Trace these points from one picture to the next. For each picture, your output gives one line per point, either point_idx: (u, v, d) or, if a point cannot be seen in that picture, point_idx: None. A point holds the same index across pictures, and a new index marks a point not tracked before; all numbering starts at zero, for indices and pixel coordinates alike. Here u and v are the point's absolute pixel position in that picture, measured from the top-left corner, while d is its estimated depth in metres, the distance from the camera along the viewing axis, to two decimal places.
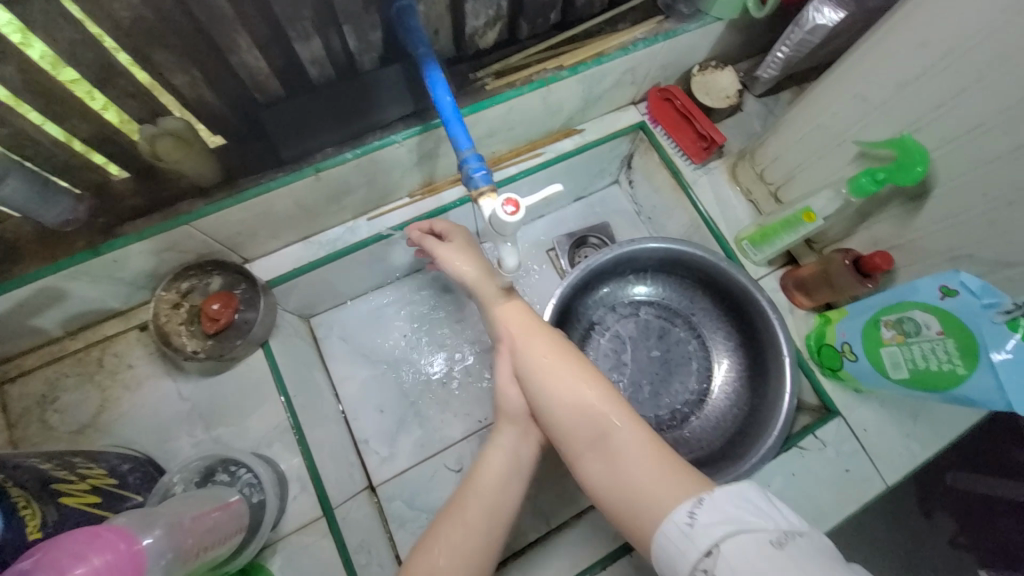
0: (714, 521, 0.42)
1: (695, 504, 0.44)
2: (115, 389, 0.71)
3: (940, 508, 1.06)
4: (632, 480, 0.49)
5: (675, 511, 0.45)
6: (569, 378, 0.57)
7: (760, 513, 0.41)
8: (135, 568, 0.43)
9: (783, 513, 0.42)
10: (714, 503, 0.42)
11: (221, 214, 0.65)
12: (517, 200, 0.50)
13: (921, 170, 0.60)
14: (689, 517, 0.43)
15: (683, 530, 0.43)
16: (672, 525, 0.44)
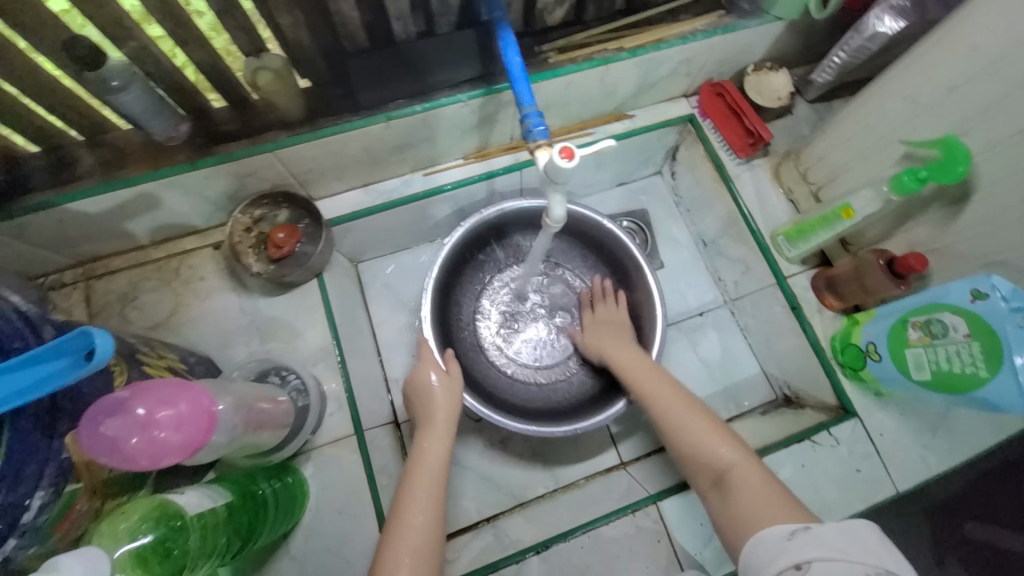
0: (817, 546, 0.46)
1: (801, 527, 0.50)
2: (187, 296, 0.80)
3: (952, 555, 1.04)
4: (742, 498, 0.57)
5: (774, 528, 0.51)
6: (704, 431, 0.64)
7: (862, 549, 0.45)
8: (209, 423, 0.49)
9: (892, 556, 0.45)
10: (817, 532, 0.47)
11: (299, 147, 0.73)
12: (572, 150, 0.55)
13: (962, 170, 0.61)
14: (789, 533, 0.49)
15: (782, 540, 0.49)
16: (771, 537, 0.50)
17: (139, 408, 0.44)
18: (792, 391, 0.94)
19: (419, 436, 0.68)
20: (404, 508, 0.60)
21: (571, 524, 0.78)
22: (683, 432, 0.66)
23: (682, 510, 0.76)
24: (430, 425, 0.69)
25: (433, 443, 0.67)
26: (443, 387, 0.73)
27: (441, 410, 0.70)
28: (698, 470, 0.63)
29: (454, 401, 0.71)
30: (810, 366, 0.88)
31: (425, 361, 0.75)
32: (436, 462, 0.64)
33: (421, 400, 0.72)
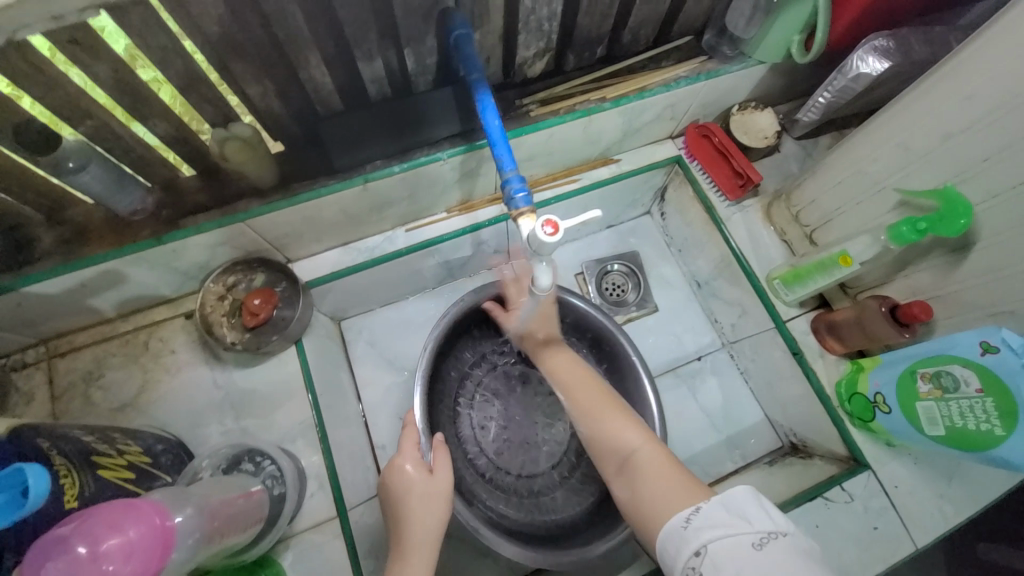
0: (709, 527, 0.46)
1: (693, 512, 0.49)
2: (156, 372, 0.75)
3: None
4: (643, 482, 0.56)
5: (672, 513, 0.51)
6: (613, 424, 0.63)
7: (745, 518, 0.46)
8: (165, 545, 0.44)
9: (772, 514, 0.46)
10: (708, 512, 0.47)
11: (272, 214, 0.69)
12: (556, 221, 0.52)
13: (965, 223, 0.59)
14: (686, 519, 0.49)
15: (680, 529, 0.49)
16: (671, 527, 0.49)
17: (80, 544, 0.39)
18: (798, 439, 0.90)
19: (390, 567, 0.60)
20: None
21: None
22: (594, 419, 0.65)
23: None
24: (405, 550, 0.60)
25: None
26: (420, 486, 0.64)
27: (418, 531, 0.61)
28: (604, 457, 0.63)
29: (437, 509, 0.63)
30: (817, 414, 0.84)
31: (400, 466, 0.65)
32: None
33: (405, 512, 0.62)
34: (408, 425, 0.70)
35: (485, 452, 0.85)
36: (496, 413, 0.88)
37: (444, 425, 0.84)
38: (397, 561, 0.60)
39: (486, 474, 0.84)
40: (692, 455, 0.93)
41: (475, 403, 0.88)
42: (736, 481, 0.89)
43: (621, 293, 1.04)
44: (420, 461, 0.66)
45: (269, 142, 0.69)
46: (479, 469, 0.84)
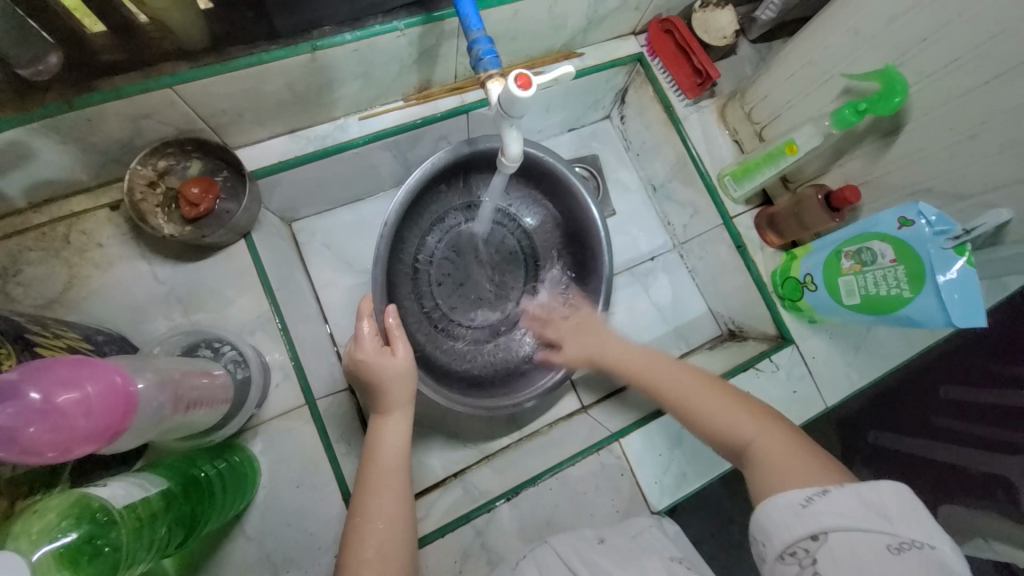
0: (835, 513, 0.45)
1: (817, 492, 0.47)
2: (85, 267, 0.68)
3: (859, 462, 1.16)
4: (766, 472, 0.52)
5: (788, 490, 0.48)
6: (718, 410, 0.60)
7: (883, 517, 0.44)
8: (128, 404, 0.42)
9: (912, 516, 0.44)
10: (839, 502, 0.45)
11: (207, 82, 0.62)
12: (528, 76, 0.50)
13: (898, 101, 0.64)
14: (806, 497, 0.47)
15: (798, 511, 0.46)
16: (783, 502, 0.47)
17: (33, 391, 0.36)
18: (735, 326, 1.00)
19: (374, 421, 0.63)
20: (369, 494, 0.57)
21: (539, 468, 0.79)
22: (699, 414, 0.61)
23: (642, 444, 0.80)
24: (381, 416, 0.63)
25: (393, 429, 0.62)
26: (387, 367, 0.63)
27: (394, 398, 0.63)
28: (724, 450, 0.59)
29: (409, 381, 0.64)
30: (754, 301, 0.93)
31: (367, 342, 0.64)
32: (398, 450, 0.61)
33: (377, 381, 0.63)
34: (361, 314, 0.65)
35: (442, 305, 0.88)
36: (455, 269, 0.90)
37: (401, 279, 0.85)
38: (374, 428, 0.63)
39: (438, 323, 0.88)
40: (643, 345, 1.01)
41: (436, 258, 0.89)
42: (680, 365, 0.98)
43: None
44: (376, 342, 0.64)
45: None
46: (431, 319, 0.87)
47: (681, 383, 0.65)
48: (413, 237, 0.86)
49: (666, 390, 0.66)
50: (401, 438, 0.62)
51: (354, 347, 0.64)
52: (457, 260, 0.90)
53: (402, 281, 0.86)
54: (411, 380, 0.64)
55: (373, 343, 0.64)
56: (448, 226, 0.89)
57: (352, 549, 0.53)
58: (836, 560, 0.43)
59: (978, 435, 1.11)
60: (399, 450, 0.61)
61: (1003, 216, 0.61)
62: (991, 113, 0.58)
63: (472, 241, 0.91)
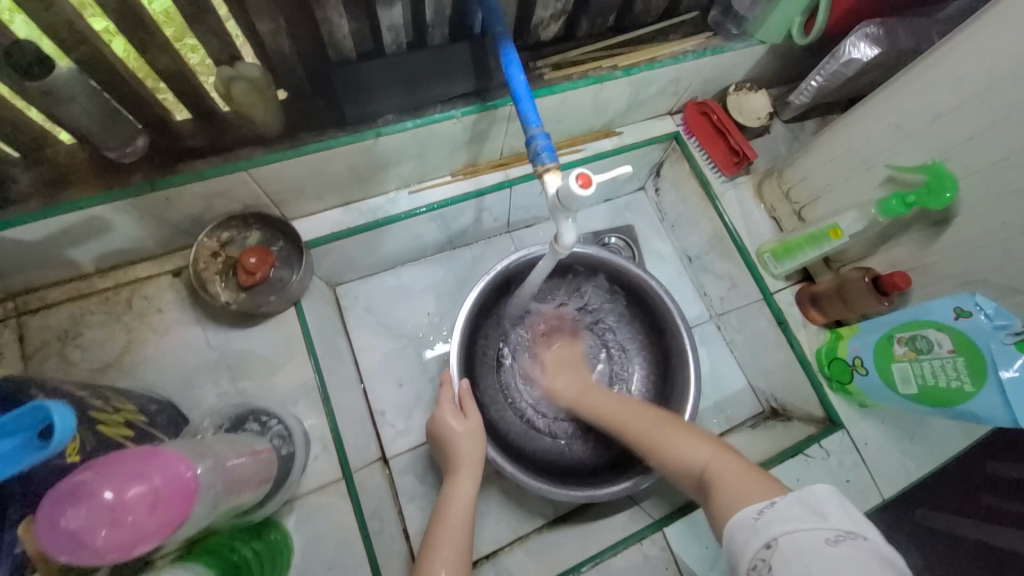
0: (782, 522, 0.46)
1: (766, 505, 0.48)
2: (142, 331, 0.70)
3: None
4: (717, 493, 0.54)
5: (743, 506, 0.50)
6: (673, 440, 0.65)
7: (823, 514, 0.45)
8: (188, 496, 0.42)
9: (852, 513, 0.45)
10: (782, 505, 0.47)
11: (278, 165, 0.66)
12: (588, 175, 0.52)
13: (950, 197, 0.64)
14: (758, 511, 0.48)
15: (751, 521, 0.48)
16: (741, 520, 0.49)
17: (107, 490, 0.36)
18: (778, 403, 0.96)
19: (446, 482, 0.68)
20: (430, 554, 0.59)
21: (579, 556, 0.74)
22: (658, 447, 0.66)
23: (688, 535, 0.75)
24: (453, 475, 0.67)
25: (460, 491, 0.66)
26: (461, 428, 0.71)
27: (467, 451, 0.69)
28: (681, 480, 0.62)
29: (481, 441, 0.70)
30: (798, 381, 0.90)
31: (445, 405, 0.73)
32: (463, 512, 0.63)
33: (451, 443, 0.70)
34: (444, 381, 0.77)
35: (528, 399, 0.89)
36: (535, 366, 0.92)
37: (484, 373, 0.88)
38: (446, 489, 0.67)
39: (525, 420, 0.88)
40: None
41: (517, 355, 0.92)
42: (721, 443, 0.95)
43: None
44: (456, 411, 0.73)
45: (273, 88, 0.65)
46: (516, 412, 0.88)
47: (642, 430, 0.69)
48: (494, 335, 0.91)
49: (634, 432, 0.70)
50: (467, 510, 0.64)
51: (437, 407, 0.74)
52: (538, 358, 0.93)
53: (488, 374, 0.89)
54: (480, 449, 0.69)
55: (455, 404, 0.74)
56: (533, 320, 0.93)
57: None
58: (789, 564, 0.42)
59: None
60: (467, 511, 0.64)
61: None
62: None
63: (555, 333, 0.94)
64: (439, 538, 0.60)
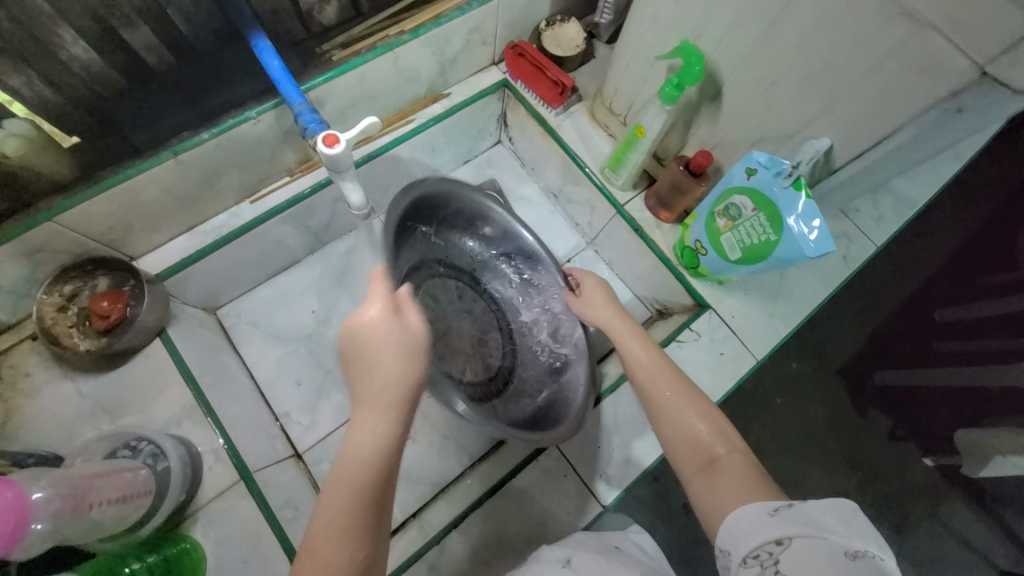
0: (796, 521, 0.47)
1: (783, 507, 0.49)
2: (14, 398, 0.73)
3: (873, 406, 1.22)
4: (724, 491, 0.53)
5: (756, 504, 0.50)
6: (692, 416, 0.61)
7: (839, 526, 0.45)
8: (19, 518, 0.46)
9: (864, 531, 0.45)
10: (803, 510, 0.47)
11: (84, 207, 0.68)
12: (336, 135, 0.56)
13: (699, 69, 0.69)
14: (775, 514, 0.48)
15: (767, 520, 0.48)
16: (755, 514, 0.50)
17: None
18: (661, 304, 1.02)
19: (351, 422, 0.51)
20: (331, 504, 0.47)
21: (480, 490, 0.80)
22: (665, 412, 0.62)
23: (580, 441, 0.81)
24: (361, 409, 0.51)
25: (370, 432, 0.49)
26: (395, 335, 0.53)
27: (383, 372, 0.52)
28: (681, 457, 0.60)
29: (407, 359, 0.53)
30: (665, 278, 0.96)
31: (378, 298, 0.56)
32: (373, 459, 0.48)
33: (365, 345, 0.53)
34: (374, 275, 0.58)
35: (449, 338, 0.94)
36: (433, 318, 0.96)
37: None
38: (351, 429, 0.50)
39: (439, 370, 0.93)
40: None
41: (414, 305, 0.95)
42: None
43: None
44: (386, 307, 0.55)
45: (58, 135, 0.66)
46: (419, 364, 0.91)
47: (662, 399, 0.63)
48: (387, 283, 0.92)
49: (649, 391, 0.64)
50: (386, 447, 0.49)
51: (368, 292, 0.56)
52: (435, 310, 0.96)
53: None
54: (396, 362, 0.52)
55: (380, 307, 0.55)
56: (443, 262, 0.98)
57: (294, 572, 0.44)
58: (792, 563, 0.44)
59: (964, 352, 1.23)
60: (370, 463, 0.48)
61: (823, 142, 0.64)
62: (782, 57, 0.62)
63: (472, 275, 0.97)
64: (343, 488, 0.47)
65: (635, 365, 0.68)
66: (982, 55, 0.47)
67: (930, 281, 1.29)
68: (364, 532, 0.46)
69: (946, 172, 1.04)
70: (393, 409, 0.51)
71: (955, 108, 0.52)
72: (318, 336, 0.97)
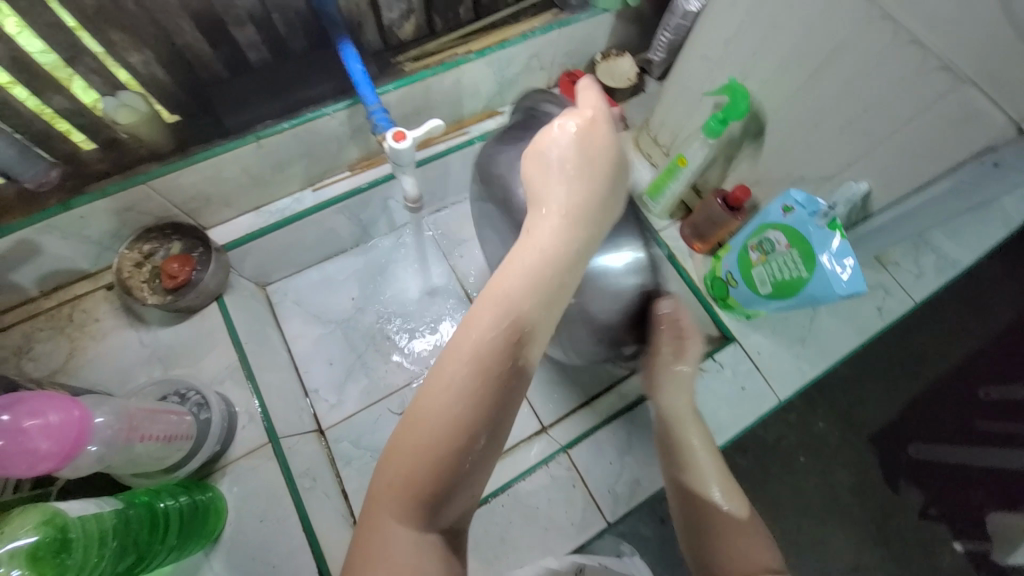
0: None
1: None
2: (83, 339, 0.81)
3: (907, 480, 1.16)
4: None
5: None
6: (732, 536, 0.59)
7: None
8: (79, 435, 0.51)
9: None
10: None
11: (173, 175, 0.77)
12: (405, 132, 0.62)
13: (744, 103, 0.72)
14: None
15: None
16: None
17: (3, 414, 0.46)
18: None
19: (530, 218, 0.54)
20: (491, 292, 0.49)
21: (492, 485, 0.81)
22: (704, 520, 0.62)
23: (592, 453, 0.82)
24: (538, 211, 0.54)
25: (541, 240, 0.52)
26: (576, 153, 0.55)
27: (546, 188, 0.55)
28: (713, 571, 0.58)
29: (567, 183, 0.55)
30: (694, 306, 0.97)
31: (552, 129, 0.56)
32: (536, 266, 0.50)
33: (548, 183, 0.55)
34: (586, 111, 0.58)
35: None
36: None
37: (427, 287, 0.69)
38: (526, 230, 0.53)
39: None
40: None
41: None
42: None
43: None
44: (571, 131, 0.56)
45: (164, 113, 0.76)
46: None
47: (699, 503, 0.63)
48: None
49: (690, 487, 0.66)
50: (538, 284, 0.49)
51: (538, 133, 0.57)
52: None
53: None
54: (558, 238, 0.52)
55: (560, 165, 0.55)
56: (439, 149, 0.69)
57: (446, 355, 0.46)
58: None
59: (1009, 434, 1.19)
60: (532, 269, 0.49)
61: (861, 186, 0.66)
62: (823, 101, 0.66)
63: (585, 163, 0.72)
64: (503, 282, 0.49)
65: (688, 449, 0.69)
66: (1019, 111, 0.49)
67: (980, 353, 1.25)
68: (508, 341, 0.47)
69: (994, 237, 1.02)
70: (563, 221, 0.53)
71: (993, 161, 0.54)
72: (353, 321, 1.03)
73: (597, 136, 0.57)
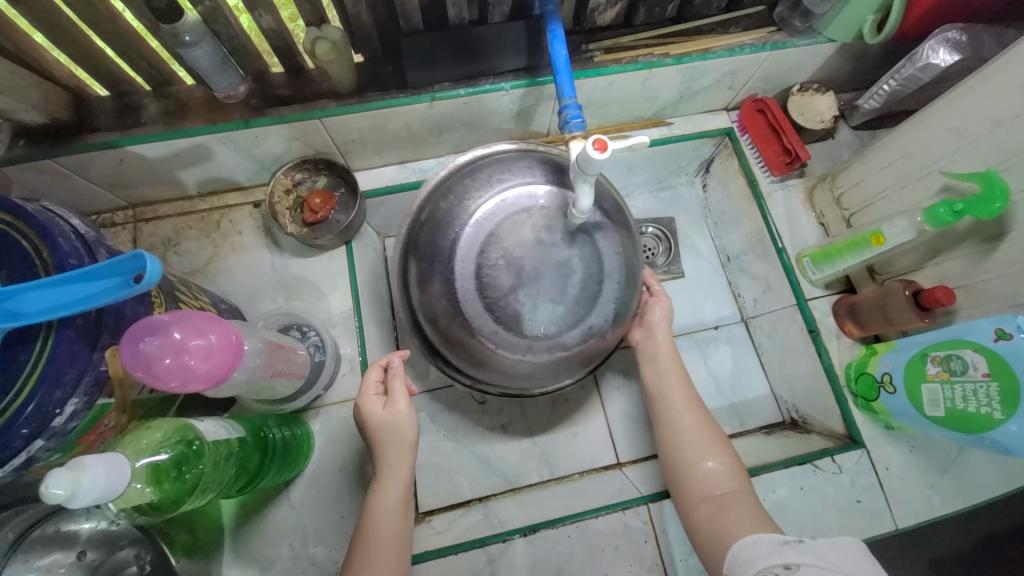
0: (807, 552, 0.47)
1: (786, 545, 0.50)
2: (224, 247, 0.85)
3: None
4: (726, 518, 0.57)
5: (767, 537, 0.52)
6: (700, 449, 0.64)
7: (813, 553, 0.47)
8: (235, 363, 0.51)
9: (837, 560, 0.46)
10: (815, 551, 0.47)
11: (347, 116, 0.76)
12: (605, 141, 0.56)
13: (1000, 206, 0.61)
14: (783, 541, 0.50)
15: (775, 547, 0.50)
16: (762, 542, 0.51)
17: (175, 332, 0.47)
18: (799, 415, 0.93)
19: (372, 487, 0.61)
20: (368, 531, 0.58)
21: (562, 512, 0.79)
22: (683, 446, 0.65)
23: (672, 514, 0.76)
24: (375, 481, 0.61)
25: (390, 490, 0.60)
26: (391, 426, 0.61)
27: (394, 441, 0.61)
28: (685, 488, 0.63)
29: (405, 451, 0.61)
30: (821, 392, 0.87)
31: (371, 392, 0.63)
32: (397, 506, 0.60)
33: (376, 432, 0.62)
34: (367, 392, 0.63)
35: (518, 303, 0.63)
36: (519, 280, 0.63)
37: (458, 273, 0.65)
38: (375, 485, 0.61)
39: (484, 325, 0.65)
40: None
41: (500, 258, 0.64)
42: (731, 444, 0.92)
43: (650, 256, 1.04)
44: (377, 398, 0.63)
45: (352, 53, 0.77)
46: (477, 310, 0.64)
47: (680, 422, 0.67)
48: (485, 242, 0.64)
49: (667, 413, 0.68)
50: (396, 500, 0.60)
51: (362, 404, 0.62)
52: (525, 270, 0.63)
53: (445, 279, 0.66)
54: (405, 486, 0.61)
55: (385, 410, 0.62)
56: (487, 187, 0.68)
57: (366, 555, 0.57)
58: None
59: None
60: (400, 504, 0.60)
61: None
62: None
63: (611, 210, 0.71)
64: (394, 495, 0.60)
65: (665, 390, 0.70)
66: None
67: None
68: (403, 551, 0.59)
69: None
70: (408, 455, 0.61)
71: None
72: None
73: (399, 434, 0.61)
